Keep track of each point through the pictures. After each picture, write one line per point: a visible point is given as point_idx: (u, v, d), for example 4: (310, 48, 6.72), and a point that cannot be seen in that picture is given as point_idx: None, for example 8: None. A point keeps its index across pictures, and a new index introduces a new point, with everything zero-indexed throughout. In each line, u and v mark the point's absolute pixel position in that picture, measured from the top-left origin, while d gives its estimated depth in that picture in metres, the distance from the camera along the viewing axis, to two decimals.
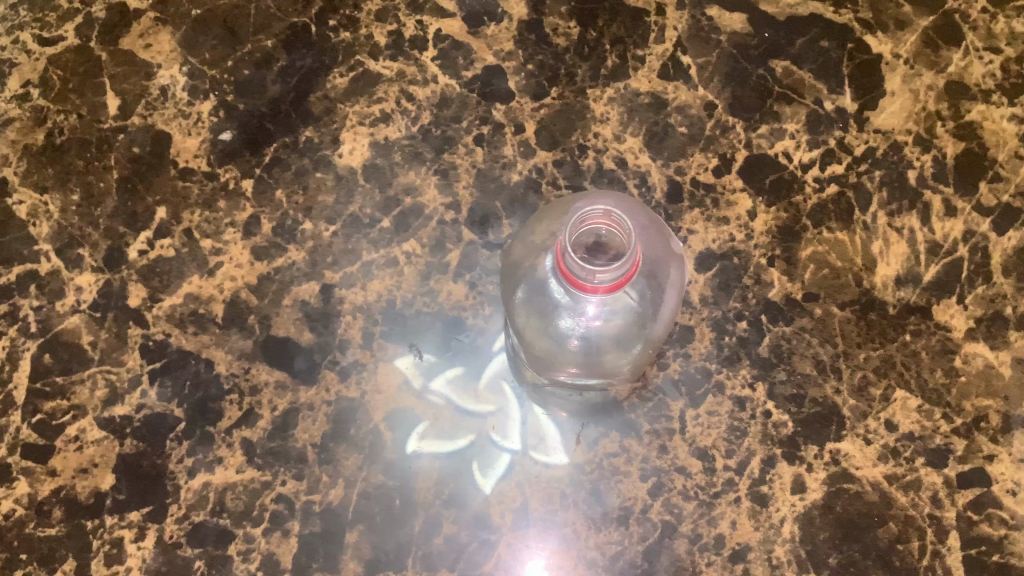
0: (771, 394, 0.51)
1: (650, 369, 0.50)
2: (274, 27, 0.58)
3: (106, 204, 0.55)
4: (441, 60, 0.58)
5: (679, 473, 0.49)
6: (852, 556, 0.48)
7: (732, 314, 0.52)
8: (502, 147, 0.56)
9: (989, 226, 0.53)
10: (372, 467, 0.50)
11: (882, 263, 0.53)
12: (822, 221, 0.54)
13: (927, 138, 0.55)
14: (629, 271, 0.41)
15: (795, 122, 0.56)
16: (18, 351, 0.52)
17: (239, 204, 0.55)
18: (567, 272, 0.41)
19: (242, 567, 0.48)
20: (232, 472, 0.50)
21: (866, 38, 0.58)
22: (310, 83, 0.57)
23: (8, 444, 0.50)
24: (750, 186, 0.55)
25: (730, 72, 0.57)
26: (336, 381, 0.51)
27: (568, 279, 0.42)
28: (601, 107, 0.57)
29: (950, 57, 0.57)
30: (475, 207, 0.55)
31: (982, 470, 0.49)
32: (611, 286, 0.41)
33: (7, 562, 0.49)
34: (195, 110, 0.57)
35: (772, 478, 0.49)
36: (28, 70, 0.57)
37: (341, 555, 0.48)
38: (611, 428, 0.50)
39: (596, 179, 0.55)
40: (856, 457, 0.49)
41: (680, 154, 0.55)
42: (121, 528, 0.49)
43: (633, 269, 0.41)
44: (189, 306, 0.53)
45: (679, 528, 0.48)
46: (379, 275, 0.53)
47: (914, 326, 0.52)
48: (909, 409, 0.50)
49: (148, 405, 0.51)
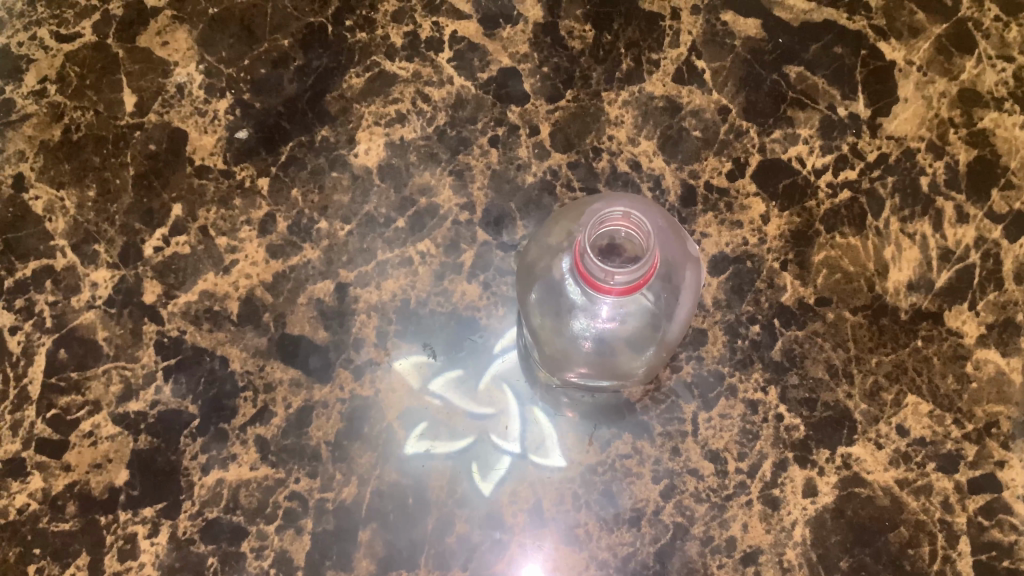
0: (783, 398, 0.51)
1: (663, 372, 0.51)
2: (291, 26, 0.58)
3: (122, 201, 0.55)
4: (456, 61, 0.58)
5: (691, 475, 0.49)
6: (863, 560, 0.48)
7: (745, 317, 0.52)
8: (517, 148, 0.56)
9: (1001, 233, 0.54)
10: (386, 466, 0.50)
11: (894, 269, 0.53)
12: (835, 227, 0.54)
13: (939, 145, 0.56)
14: (646, 274, 0.41)
15: (808, 128, 0.56)
16: (33, 346, 0.52)
17: (255, 202, 0.55)
18: (584, 273, 0.42)
19: (255, 564, 0.48)
20: (246, 469, 0.50)
21: (879, 45, 0.58)
22: (326, 82, 0.57)
23: (23, 439, 0.50)
24: (763, 191, 0.55)
25: (744, 77, 0.57)
26: (350, 379, 0.51)
27: (584, 280, 0.42)
28: (616, 110, 0.57)
29: (963, 65, 0.57)
30: (490, 208, 0.55)
31: (993, 475, 0.49)
32: (627, 287, 0.41)
33: (20, 556, 0.49)
34: (212, 108, 0.57)
35: (784, 481, 0.49)
36: (45, 66, 0.57)
37: (355, 552, 0.49)
38: (624, 429, 0.50)
39: (610, 182, 0.55)
40: (867, 461, 0.49)
41: (694, 158, 0.56)
42: (135, 523, 0.49)
43: (649, 271, 0.41)
44: (204, 303, 0.53)
45: (691, 530, 0.49)
46: (394, 274, 0.53)
47: (925, 332, 0.52)
48: (921, 415, 0.50)
49: (163, 401, 0.51)
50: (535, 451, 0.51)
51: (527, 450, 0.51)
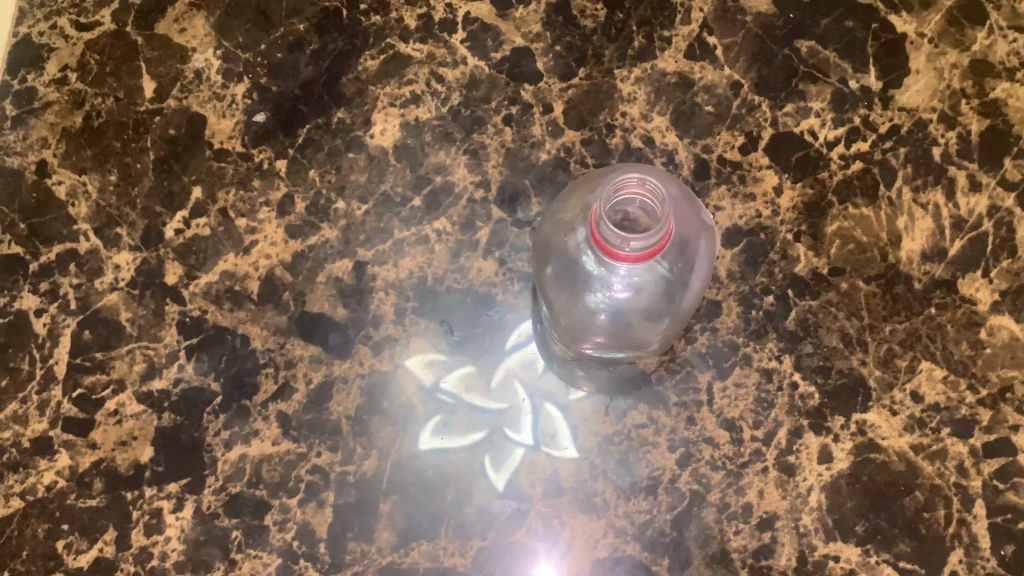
0: (799, 366, 0.51)
1: (678, 343, 0.51)
2: (306, 11, 0.59)
3: (143, 186, 0.56)
4: (470, 42, 0.58)
5: (707, 444, 0.50)
6: (879, 525, 0.49)
7: (759, 288, 0.53)
8: (530, 127, 0.57)
9: (1014, 201, 0.54)
10: (406, 439, 0.51)
11: (908, 238, 0.54)
12: (848, 198, 0.55)
13: (952, 115, 0.56)
14: (662, 241, 0.42)
15: (820, 101, 0.56)
16: (59, 327, 0.53)
17: (273, 183, 0.56)
18: (600, 240, 0.42)
19: (278, 537, 0.50)
20: (269, 445, 0.51)
21: (890, 18, 0.58)
22: (342, 66, 0.58)
23: (50, 418, 0.51)
24: (776, 164, 0.55)
25: (755, 52, 0.58)
26: (369, 355, 0.52)
27: (601, 247, 0.43)
28: (629, 87, 0.57)
29: (974, 37, 0.58)
30: (505, 185, 0.56)
31: (1007, 440, 0.50)
32: (643, 254, 0.42)
33: (49, 532, 0.50)
34: (229, 93, 0.58)
35: (799, 448, 0.50)
36: (66, 54, 0.58)
37: (377, 525, 0.50)
38: (639, 400, 0.51)
39: (623, 157, 0.56)
40: (882, 427, 0.50)
41: (707, 132, 0.56)
42: (160, 498, 0.50)
43: (665, 238, 0.42)
44: (225, 283, 0.54)
45: (707, 497, 0.49)
46: (411, 253, 0.54)
47: (939, 300, 0.52)
48: (935, 381, 0.51)
49: (185, 379, 0.52)
50: (544, 437, 0.51)
51: (536, 438, 0.51)
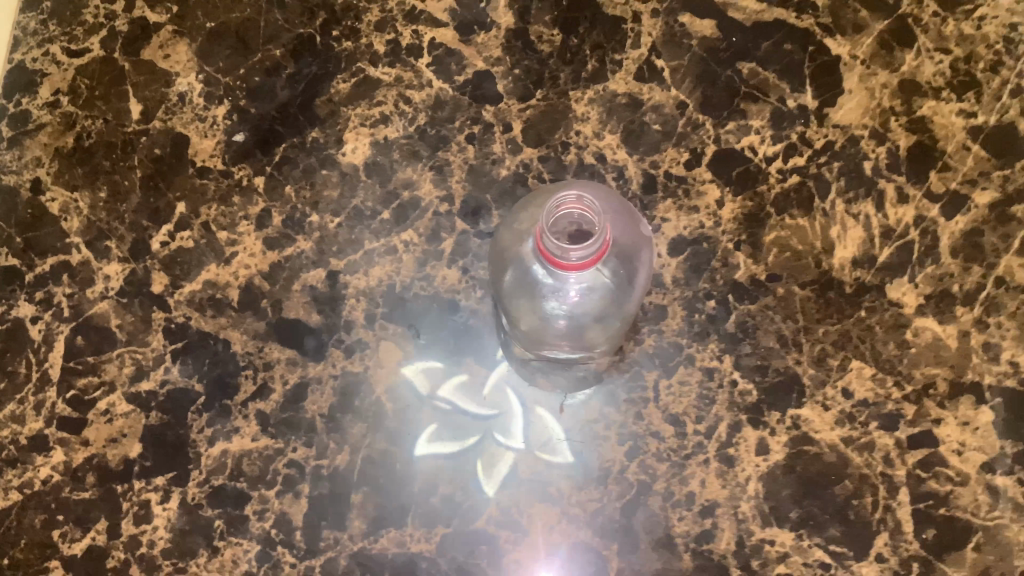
0: (738, 365, 0.55)
1: (627, 344, 0.55)
2: (282, 37, 0.63)
3: (131, 201, 0.60)
4: (435, 66, 0.63)
5: (654, 437, 0.54)
6: (812, 511, 0.53)
7: (702, 293, 0.57)
8: (491, 144, 0.61)
9: (938, 211, 0.58)
10: (376, 434, 0.55)
11: (840, 247, 0.58)
12: (785, 209, 0.59)
13: (882, 132, 0.60)
14: (601, 249, 0.46)
15: (760, 120, 0.61)
16: (53, 333, 0.57)
17: (252, 199, 0.60)
18: (545, 252, 0.46)
19: (257, 525, 0.53)
20: (248, 441, 0.55)
21: (826, 41, 0.62)
22: (316, 88, 0.62)
23: (46, 417, 0.55)
24: (718, 178, 0.60)
25: (700, 74, 0.62)
26: (342, 358, 0.56)
27: (546, 258, 0.47)
28: (583, 107, 0.62)
29: (903, 58, 0.62)
30: (467, 199, 0.60)
31: (931, 432, 0.54)
32: (584, 262, 0.46)
33: (46, 523, 0.54)
34: (211, 114, 0.62)
35: (738, 441, 0.54)
36: (58, 79, 0.62)
37: (349, 514, 0.53)
38: (592, 397, 0.55)
39: (578, 173, 0.60)
40: (815, 422, 0.54)
41: (655, 149, 0.60)
42: (148, 491, 0.54)
43: (603, 247, 0.46)
44: (207, 291, 0.58)
45: (653, 486, 0.53)
46: (380, 262, 0.58)
47: (869, 303, 0.57)
48: (864, 378, 0.55)
49: (171, 381, 0.56)
50: (505, 433, 0.55)
51: (500, 433, 0.55)
